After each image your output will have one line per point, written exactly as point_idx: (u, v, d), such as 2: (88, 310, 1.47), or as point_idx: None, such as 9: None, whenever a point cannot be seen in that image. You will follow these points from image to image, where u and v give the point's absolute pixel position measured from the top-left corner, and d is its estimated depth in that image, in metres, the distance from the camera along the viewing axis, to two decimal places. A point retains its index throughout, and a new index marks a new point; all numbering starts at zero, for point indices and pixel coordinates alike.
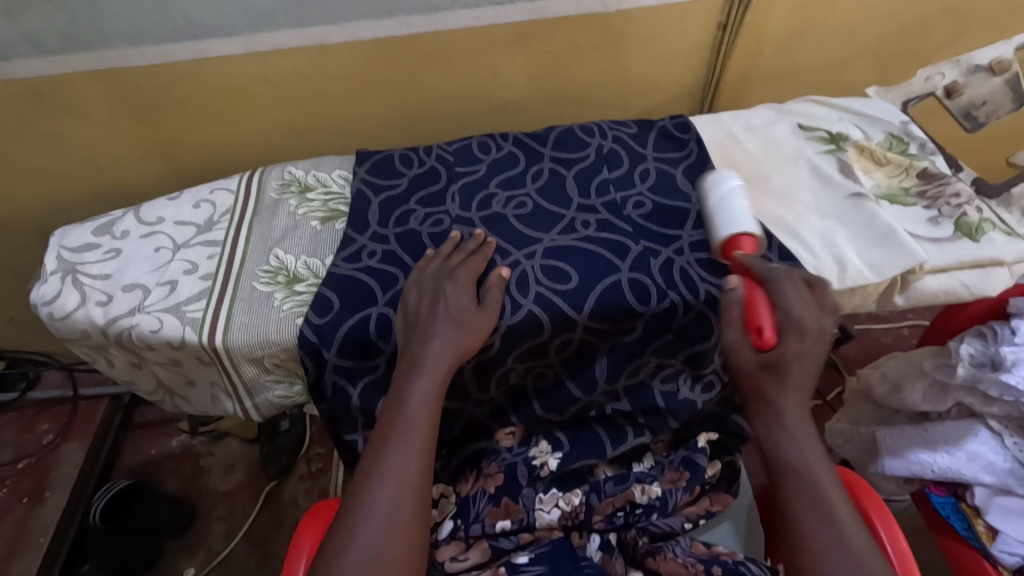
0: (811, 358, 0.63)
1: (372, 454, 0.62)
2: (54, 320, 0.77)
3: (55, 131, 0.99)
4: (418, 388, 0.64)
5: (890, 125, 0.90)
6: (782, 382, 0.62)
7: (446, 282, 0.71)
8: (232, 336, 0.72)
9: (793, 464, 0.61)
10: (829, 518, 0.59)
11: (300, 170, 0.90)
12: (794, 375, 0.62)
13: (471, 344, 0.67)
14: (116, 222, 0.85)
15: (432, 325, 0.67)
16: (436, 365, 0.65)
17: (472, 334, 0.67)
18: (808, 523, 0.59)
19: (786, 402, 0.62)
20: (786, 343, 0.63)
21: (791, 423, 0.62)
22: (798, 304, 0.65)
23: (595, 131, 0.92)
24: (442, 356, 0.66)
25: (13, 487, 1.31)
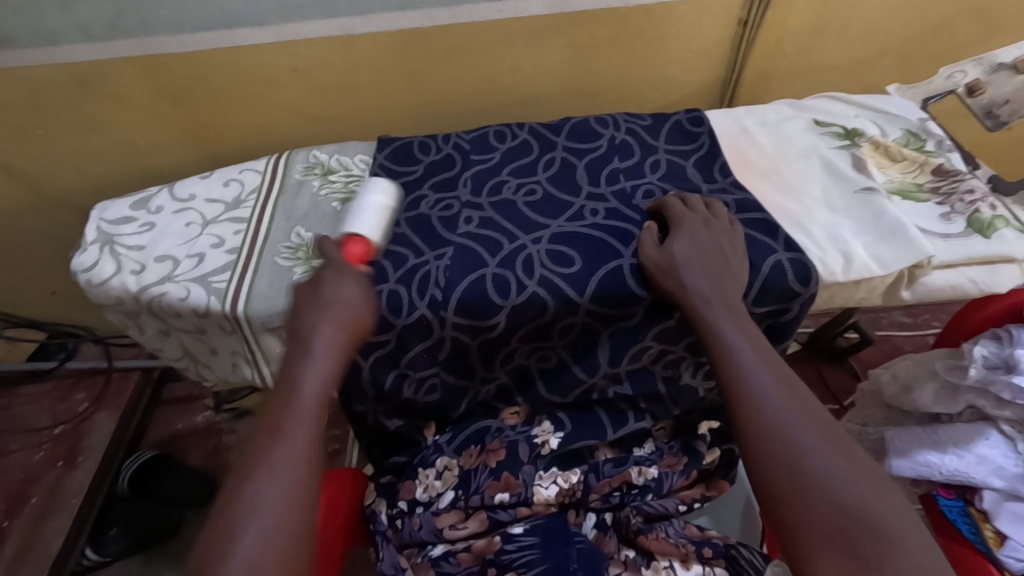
0: (705, 254, 0.70)
1: (259, 446, 0.59)
2: (91, 286, 0.82)
3: (100, 114, 1.05)
4: (308, 378, 0.63)
5: (908, 122, 0.89)
6: (698, 272, 0.69)
7: (327, 271, 0.72)
8: (253, 306, 0.76)
9: (721, 343, 0.64)
10: (765, 387, 0.60)
11: (324, 153, 0.94)
12: (686, 266, 0.70)
13: (353, 328, 0.68)
14: (152, 198, 0.91)
15: (320, 312, 0.67)
16: (325, 354, 0.65)
17: (356, 318, 0.69)
18: (752, 389, 0.60)
19: (705, 288, 0.68)
20: (680, 252, 0.71)
21: (715, 309, 0.66)
22: (688, 226, 0.73)
23: (609, 124, 0.94)
24: (330, 342, 0.66)
25: (49, 451, 1.38)
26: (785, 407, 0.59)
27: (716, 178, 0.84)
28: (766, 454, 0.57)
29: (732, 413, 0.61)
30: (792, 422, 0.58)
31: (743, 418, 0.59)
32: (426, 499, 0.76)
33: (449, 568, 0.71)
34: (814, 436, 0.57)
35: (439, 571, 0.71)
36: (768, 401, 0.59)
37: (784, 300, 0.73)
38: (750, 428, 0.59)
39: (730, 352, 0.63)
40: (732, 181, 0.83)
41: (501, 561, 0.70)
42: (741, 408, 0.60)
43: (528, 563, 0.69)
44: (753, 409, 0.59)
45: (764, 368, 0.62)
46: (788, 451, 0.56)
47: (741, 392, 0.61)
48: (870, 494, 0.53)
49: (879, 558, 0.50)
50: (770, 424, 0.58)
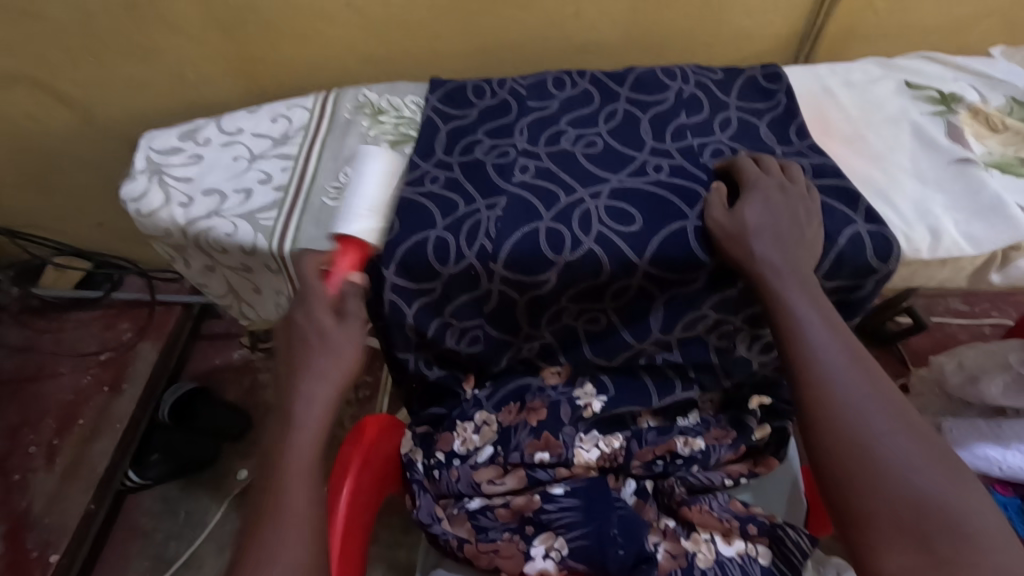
0: (776, 222, 0.65)
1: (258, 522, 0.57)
2: (140, 216, 0.82)
3: (150, 41, 1.03)
4: (298, 441, 0.61)
5: (1014, 89, 0.81)
6: (767, 241, 0.64)
7: (299, 308, 0.67)
8: (300, 246, 0.75)
9: (790, 317, 0.60)
10: (837, 368, 0.56)
11: (374, 93, 0.90)
12: (755, 233, 0.65)
13: (346, 371, 0.65)
14: (200, 130, 0.89)
15: (299, 371, 0.64)
16: (310, 415, 0.62)
17: (346, 365, 0.65)
18: (819, 368, 0.57)
19: (774, 258, 0.63)
20: (751, 218, 0.66)
21: (785, 281, 0.62)
22: (759, 194, 0.68)
23: (677, 75, 0.87)
24: (315, 404, 0.63)
25: (96, 376, 1.43)
26: (858, 388, 0.55)
27: (792, 141, 0.78)
28: (833, 437, 0.54)
29: (796, 391, 0.57)
30: (865, 405, 0.54)
31: (809, 398, 0.56)
32: (463, 452, 0.75)
33: (486, 521, 0.71)
34: (887, 422, 0.53)
35: (475, 523, 0.71)
36: (838, 381, 0.56)
37: (858, 276, 0.68)
38: (815, 408, 0.56)
39: (799, 326, 0.59)
40: (810, 144, 0.77)
41: (541, 521, 0.69)
42: (807, 388, 0.56)
43: (568, 525, 0.68)
44: (821, 388, 0.56)
45: (837, 345, 0.58)
46: (858, 437, 0.53)
47: (809, 370, 0.57)
48: (948, 487, 0.50)
49: (953, 554, 0.48)
50: (838, 404, 0.54)
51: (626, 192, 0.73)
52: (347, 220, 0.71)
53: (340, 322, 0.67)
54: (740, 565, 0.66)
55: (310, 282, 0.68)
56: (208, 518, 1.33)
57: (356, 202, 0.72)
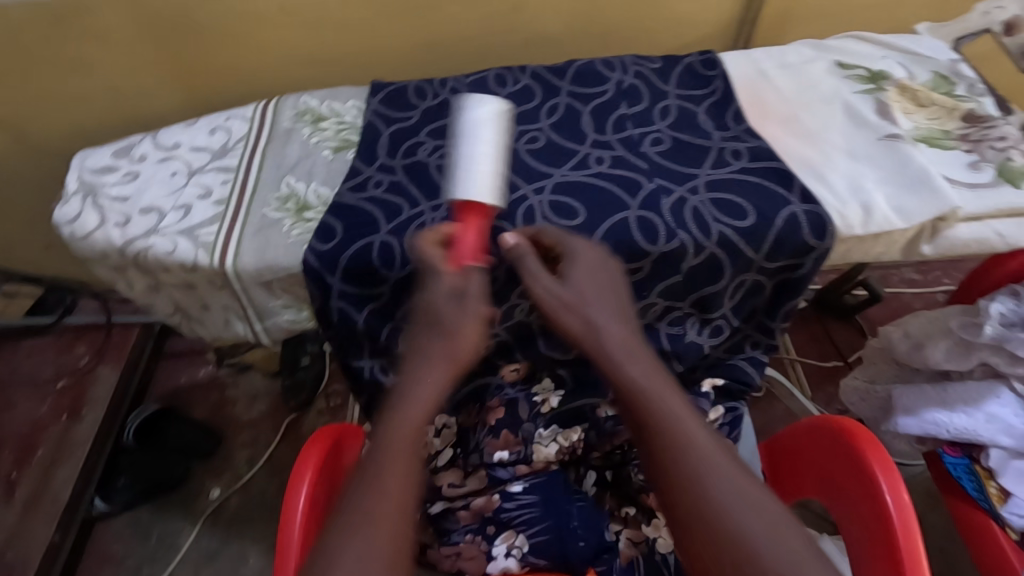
0: (603, 283, 0.59)
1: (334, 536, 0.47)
2: (75, 240, 0.79)
3: (81, 56, 1.00)
4: (399, 435, 0.51)
5: (938, 64, 0.83)
6: (600, 308, 0.58)
7: (422, 292, 0.58)
8: (241, 259, 0.73)
9: (641, 405, 0.52)
10: (702, 463, 0.49)
11: (314, 99, 0.89)
12: (593, 310, 0.57)
13: (465, 353, 0.55)
14: (135, 146, 0.86)
15: (416, 353, 0.55)
16: (419, 398, 0.53)
17: (459, 350, 0.55)
18: (685, 477, 0.49)
19: (613, 331, 0.56)
20: (560, 290, 0.58)
21: (633, 362, 0.54)
22: (581, 251, 0.61)
23: (616, 66, 0.88)
24: (426, 387, 0.54)
25: (54, 404, 1.38)
26: (729, 495, 0.48)
27: (729, 126, 0.79)
28: (700, 550, 0.47)
29: (679, 526, 0.49)
30: (748, 526, 0.46)
31: (684, 523, 0.48)
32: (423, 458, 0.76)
33: (449, 524, 0.71)
34: (785, 549, 0.45)
35: (439, 527, 0.72)
36: (706, 488, 0.48)
37: (797, 256, 0.70)
38: (684, 513, 0.49)
39: (661, 413, 0.51)
40: (745, 128, 0.78)
41: (501, 520, 0.70)
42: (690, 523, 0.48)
43: (528, 521, 0.70)
44: (691, 505, 0.48)
45: (699, 428, 0.51)
46: (732, 544, 0.46)
47: (674, 479, 0.50)
48: None
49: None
50: (722, 533, 0.46)
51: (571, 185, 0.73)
52: (466, 175, 0.61)
53: (458, 302, 0.57)
54: None
55: (428, 254, 0.59)
56: (182, 540, 1.29)
57: (475, 161, 0.61)
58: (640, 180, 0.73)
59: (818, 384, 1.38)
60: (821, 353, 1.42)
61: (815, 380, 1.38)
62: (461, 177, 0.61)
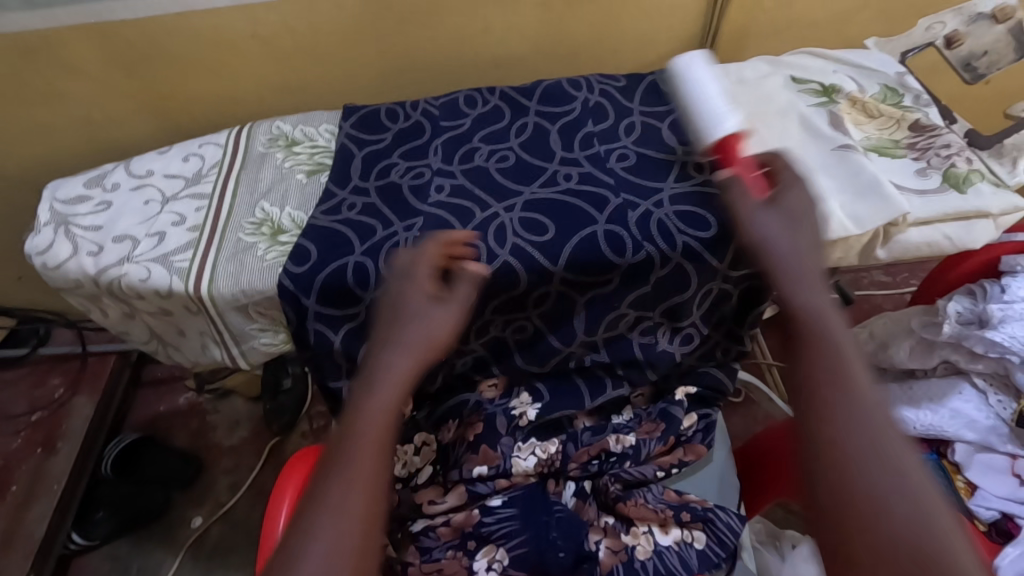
0: (805, 219, 0.62)
1: (313, 491, 0.50)
2: (47, 270, 0.79)
3: (50, 86, 1.00)
4: (370, 406, 0.54)
5: (886, 77, 0.88)
6: (793, 236, 0.61)
7: (409, 288, 0.62)
8: (216, 284, 0.74)
9: (807, 332, 0.54)
10: (861, 386, 0.50)
11: (287, 124, 0.90)
12: (778, 234, 0.61)
13: (440, 339, 0.60)
14: (107, 175, 0.87)
15: (387, 339, 0.59)
16: (393, 377, 0.57)
17: (434, 335, 0.60)
18: (843, 392, 0.50)
19: (801, 260, 0.59)
20: (774, 226, 0.61)
21: (811, 289, 0.57)
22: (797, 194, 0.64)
23: (582, 86, 0.90)
24: (399, 365, 0.57)
25: (27, 438, 1.35)
26: (878, 419, 0.49)
27: (691, 140, 0.82)
28: (835, 446, 0.48)
29: (808, 420, 0.50)
30: (890, 445, 0.48)
31: (827, 419, 0.49)
32: (404, 476, 0.76)
33: (429, 541, 0.72)
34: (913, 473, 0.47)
35: (419, 545, 0.72)
36: (861, 410, 0.49)
37: None
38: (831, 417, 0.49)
39: (834, 347, 0.53)
40: None
41: (481, 534, 0.70)
42: (829, 422, 0.49)
43: (507, 535, 0.70)
44: (839, 417, 0.49)
45: (863, 371, 0.52)
46: (871, 454, 0.47)
47: (834, 386, 0.51)
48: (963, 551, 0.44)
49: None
50: (867, 440, 0.48)
51: (542, 202, 0.76)
52: (718, 116, 0.71)
53: (441, 304, 0.62)
54: (677, 551, 0.71)
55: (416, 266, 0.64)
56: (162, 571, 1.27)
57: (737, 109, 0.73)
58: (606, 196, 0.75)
59: None
60: None
61: None
62: (706, 121, 0.72)
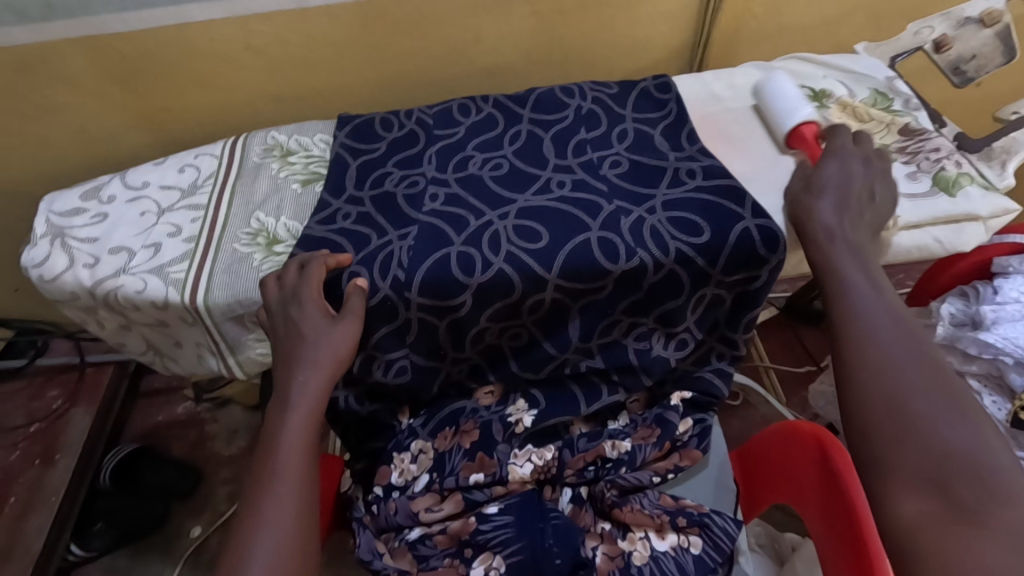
0: (842, 188, 0.71)
1: (254, 496, 0.63)
2: (44, 282, 0.79)
3: (46, 100, 1.01)
4: (291, 425, 0.66)
5: (876, 82, 0.88)
6: (827, 203, 0.70)
7: (292, 305, 0.69)
8: (212, 295, 0.74)
9: (834, 284, 0.64)
10: (879, 320, 0.60)
11: (282, 135, 0.91)
12: (818, 202, 0.70)
13: (340, 355, 0.68)
14: (103, 187, 0.87)
15: (293, 362, 0.68)
16: (306, 393, 0.67)
17: (339, 351, 0.68)
18: (862, 325, 0.60)
19: (830, 223, 0.68)
20: (829, 208, 0.69)
21: (843, 249, 0.66)
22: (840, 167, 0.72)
23: (575, 93, 0.91)
24: (309, 384, 0.67)
25: (26, 450, 1.35)
26: (891, 343, 0.58)
27: (683, 146, 0.82)
28: (860, 366, 0.57)
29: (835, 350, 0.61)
30: (901, 360, 0.57)
31: (847, 347, 0.59)
32: (401, 484, 0.76)
33: (426, 550, 0.72)
34: (919, 380, 0.55)
35: (416, 553, 0.72)
36: (876, 338, 0.59)
37: (753, 268, 0.74)
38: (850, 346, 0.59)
39: (854, 293, 0.62)
40: (699, 148, 0.82)
41: (478, 542, 0.70)
42: (849, 345, 0.59)
43: (503, 542, 0.70)
44: (857, 342, 0.59)
45: (883, 308, 0.61)
46: (885, 367, 0.56)
47: (852, 320, 0.61)
48: (975, 439, 0.51)
49: (977, 503, 0.48)
50: (878, 359, 0.57)
51: (535, 209, 0.76)
52: (792, 111, 0.81)
53: (335, 322, 0.69)
54: (674, 557, 0.71)
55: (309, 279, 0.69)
56: None
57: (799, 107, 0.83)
58: (598, 202, 0.76)
59: (791, 390, 1.41)
60: (792, 359, 1.45)
61: (789, 386, 1.42)
62: (782, 113, 0.81)
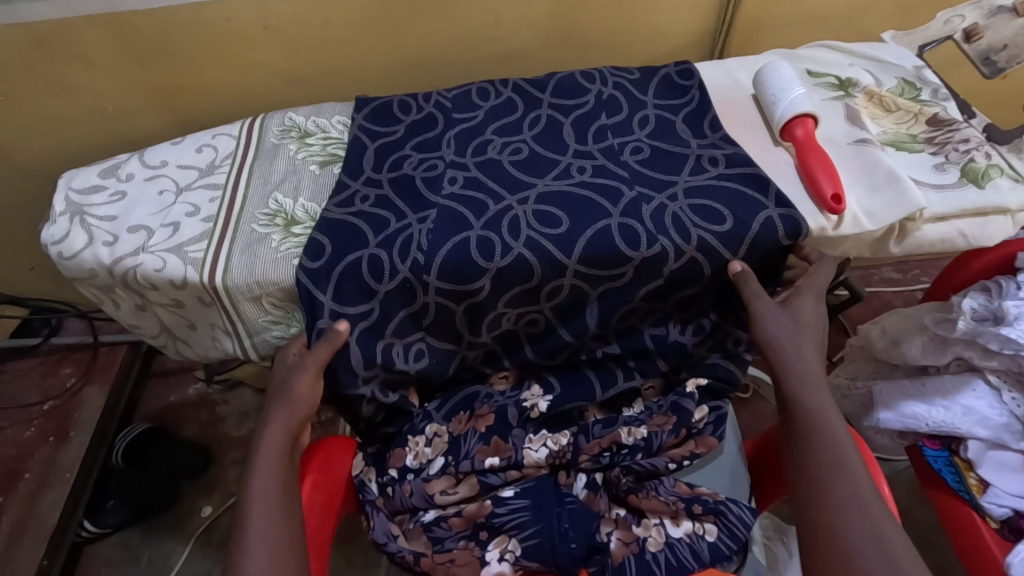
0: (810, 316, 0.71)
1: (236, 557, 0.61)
2: (63, 259, 0.79)
3: (64, 77, 1.00)
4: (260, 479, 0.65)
5: (904, 71, 0.87)
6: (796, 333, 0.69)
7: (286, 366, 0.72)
8: (231, 275, 0.74)
9: (799, 425, 0.65)
10: (844, 467, 0.62)
11: (300, 116, 0.90)
12: (786, 331, 0.69)
13: (302, 405, 0.69)
14: (122, 165, 0.87)
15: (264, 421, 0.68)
16: (274, 446, 0.67)
17: (306, 402, 0.70)
18: (823, 477, 0.62)
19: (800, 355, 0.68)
20: (789, 332, 0.69)
21: (809, 386, 0.67)
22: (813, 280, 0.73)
23: (596, 78, 0.90)
24: (277, 436, 0.67)
25: (40, 427, 1.35)
26: (845, 494, 0.60)
27: (705, 134, 0.81)
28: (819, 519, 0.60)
29: (800, 500, 0.63)
30: (853, 515, 0.59)
31: (808, 500, 0.62)
32: (415, 467, 0.76)
33: (441, 532, 0.73)
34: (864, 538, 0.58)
35: (431, 535, 0.73)
36: (832, 489, 0.61)
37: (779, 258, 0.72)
38: (811, 496, 0.62)
39: (816, 434, 0.64)
40: (722, 136, 0.81)
41: (493, 525, 0.71)
42: (810, 500, 0.61)
43: (519, 526, 0.71)
44: (818, 498, 0.61)
45: (844, 452, 0.63)
46: (837, 524, 0.59)
47: (811, 472, 0.63)
48: None
49: None
50: (836, 517, 0.59)
51: (556, 192, 0.75)
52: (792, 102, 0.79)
53: (297, 371, 0.70)
54: (689, 543, 0.71)
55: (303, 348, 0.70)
56: (173, 560, 1.28)
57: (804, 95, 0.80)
58: (618, 188, 0.75)
59: None
60: None
61: None
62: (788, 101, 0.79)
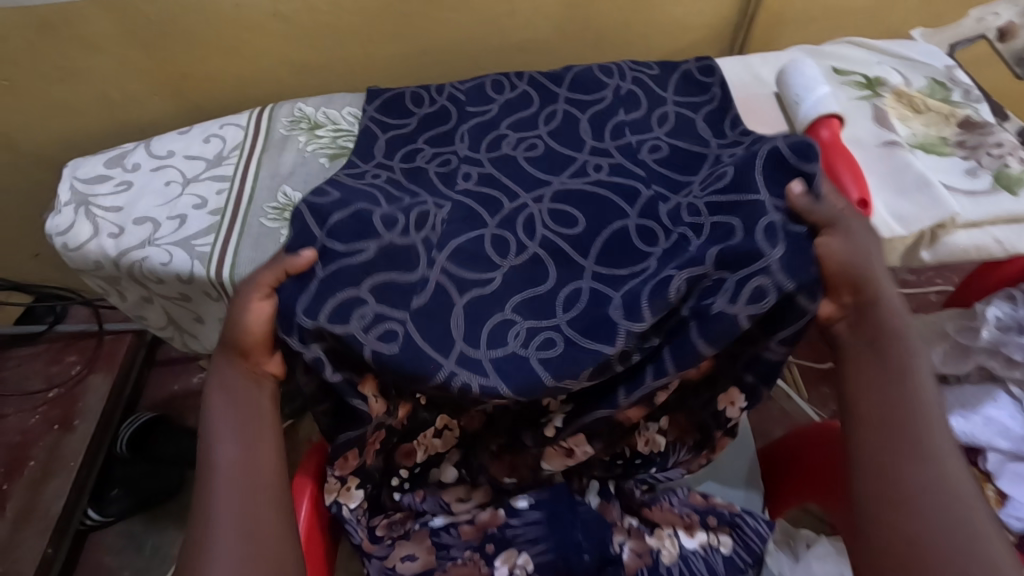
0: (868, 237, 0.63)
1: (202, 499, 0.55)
2: (68, 251, 0.78)
3: (69, 61, 0.98)
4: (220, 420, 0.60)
5: (934, 70, 0.84)
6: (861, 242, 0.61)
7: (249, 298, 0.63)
8: (238, 270, 0.72)
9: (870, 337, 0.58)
10: (912, 385, 0.55)
11: (310, 106, 0.88)
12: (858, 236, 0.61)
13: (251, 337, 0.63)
14: (128, 155, 0.85)
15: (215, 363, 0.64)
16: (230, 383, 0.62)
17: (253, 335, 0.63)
18: (893, 394, 0.55)
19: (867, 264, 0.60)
20: (857, 240, 0.61)
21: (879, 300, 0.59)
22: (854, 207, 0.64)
23: (614, 72, 0.87)
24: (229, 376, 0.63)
25: (45, 414, 1.35)
26: (918, 414, 0.54)
27: (726, 131, 0.79)
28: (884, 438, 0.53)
29: (863, 418, 0.55)
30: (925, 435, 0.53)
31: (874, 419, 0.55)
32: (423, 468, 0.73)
33: (448, 538, 0.71)
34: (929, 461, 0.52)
35: (437, 540, 0.71)
36: (903, 407, 0.54)
37: None
38: (876, 416, 0.55)
39: (889, 350, 0.57)
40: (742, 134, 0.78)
41: (506, 536, 0.71)
42: (875, 419, 0.55)
43: (531, 538, 0.70)
44: (889, 416, 0.54)
45: (910, 370, 0.56)
46: (903, 443, 0.53)
47: (882, 390, 0.55)
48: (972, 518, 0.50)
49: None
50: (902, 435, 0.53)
51: (573, 190, 0.74)
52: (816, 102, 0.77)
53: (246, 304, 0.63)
54: (704, 557, 0.69)
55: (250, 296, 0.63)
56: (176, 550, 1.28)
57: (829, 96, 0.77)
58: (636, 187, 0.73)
59: (812, 384, 1.37)
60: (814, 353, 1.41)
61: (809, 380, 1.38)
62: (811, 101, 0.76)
